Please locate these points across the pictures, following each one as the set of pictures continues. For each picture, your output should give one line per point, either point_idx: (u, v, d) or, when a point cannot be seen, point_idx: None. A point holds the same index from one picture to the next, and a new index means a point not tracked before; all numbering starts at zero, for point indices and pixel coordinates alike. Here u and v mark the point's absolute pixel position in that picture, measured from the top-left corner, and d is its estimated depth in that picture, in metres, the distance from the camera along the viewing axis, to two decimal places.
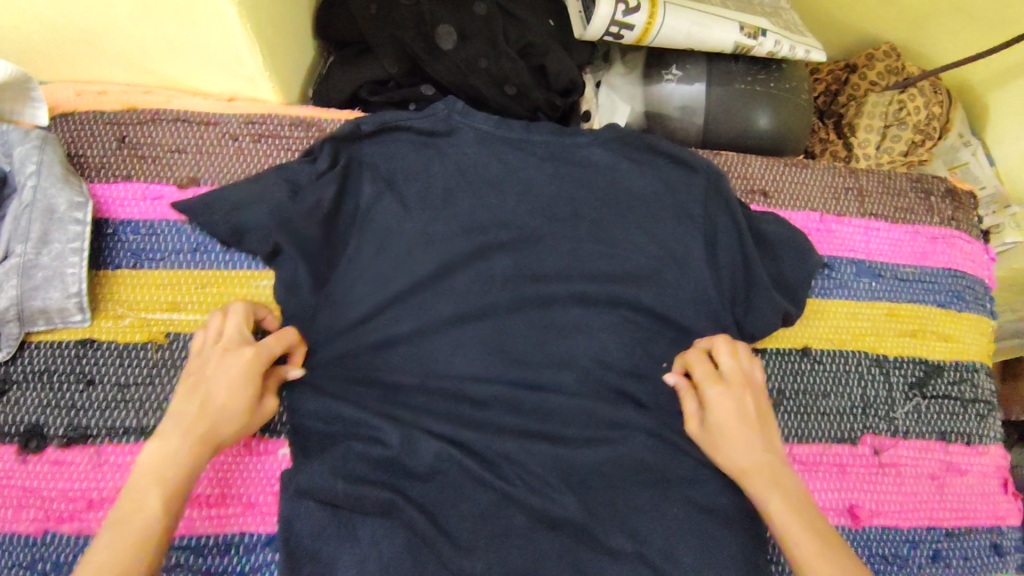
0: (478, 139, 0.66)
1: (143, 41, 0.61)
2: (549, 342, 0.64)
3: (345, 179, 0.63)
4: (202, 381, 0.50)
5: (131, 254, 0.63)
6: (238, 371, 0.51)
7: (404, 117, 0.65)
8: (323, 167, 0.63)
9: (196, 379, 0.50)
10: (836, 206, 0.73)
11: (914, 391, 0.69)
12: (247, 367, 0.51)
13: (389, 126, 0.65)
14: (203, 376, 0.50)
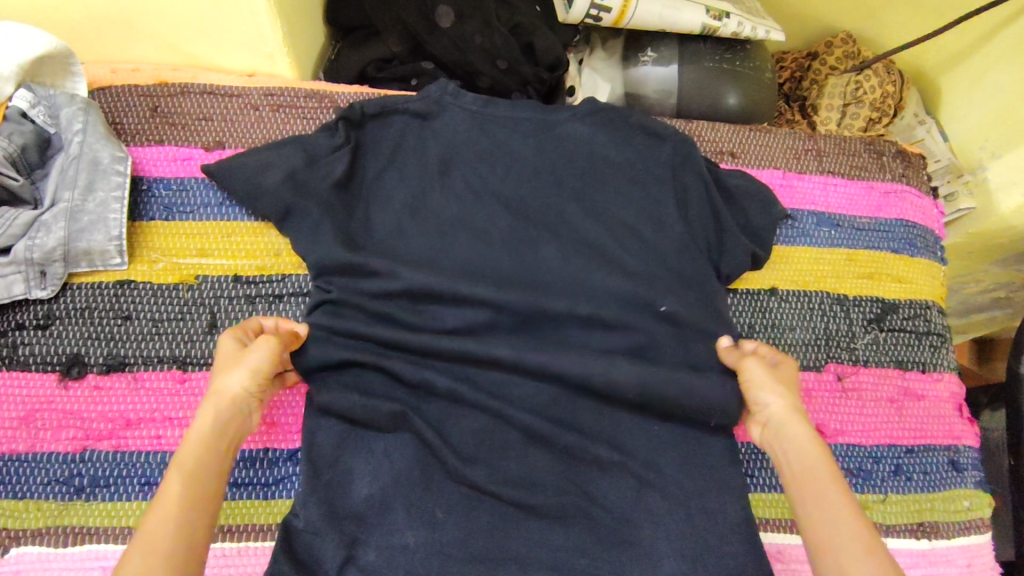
0: (469, 117, 0.76)
1: (176, 20, 0.70)
2: (540, 283, 0.71)
3: (357, 153, 0.73)
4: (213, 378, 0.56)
5: (164, 207, 0.70)
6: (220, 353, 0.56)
7: (402, 102, 0.75)
8: (340, 141, 0.72)
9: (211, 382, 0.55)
10: (797, 165, 0.82)
11: (873, 325, 0.76)
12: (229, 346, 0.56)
13: (389, 109, 0.75)
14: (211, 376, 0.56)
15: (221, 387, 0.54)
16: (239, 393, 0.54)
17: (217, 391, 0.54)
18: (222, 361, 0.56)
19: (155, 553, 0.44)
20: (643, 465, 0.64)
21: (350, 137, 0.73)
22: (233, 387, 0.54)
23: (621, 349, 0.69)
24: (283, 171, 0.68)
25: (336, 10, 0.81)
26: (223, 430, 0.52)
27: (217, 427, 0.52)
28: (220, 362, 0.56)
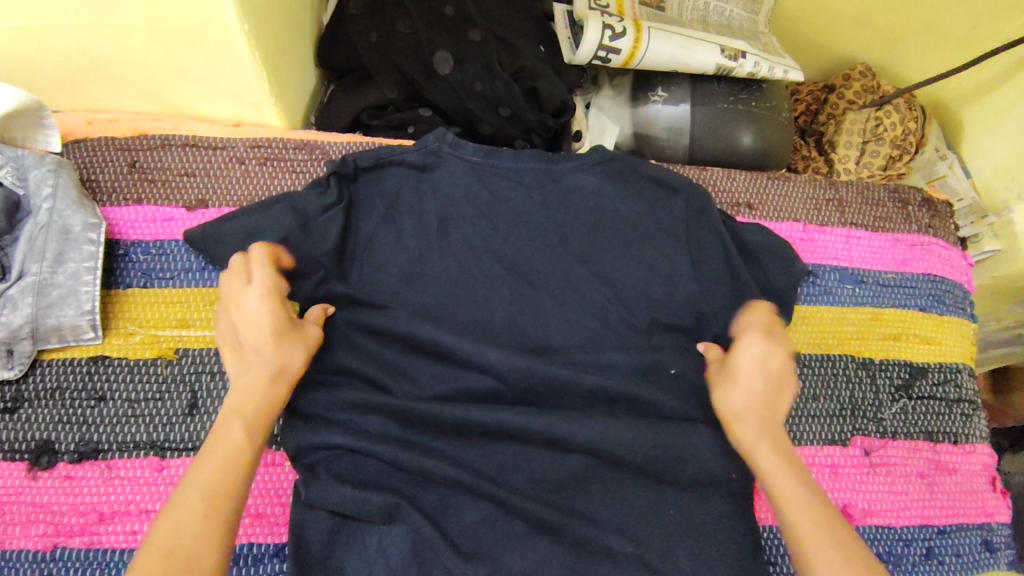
0: (469, 168, 0.71)
1: (154, 69, 0.65)
2: (543, 353, 0.67)
3: (350, 212, 0.67)
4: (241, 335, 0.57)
5: (142, 274, 0.65)
6: (262, 313, 0.57)
7: (397, 152, 0.70)
8: (331, 198, 0.66)
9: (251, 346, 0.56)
10: (818, 216, 0.77)
11: (902, 393, 0.71)
12: (273, 315, 0.57)
13: (384, 161, 0.69)
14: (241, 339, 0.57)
15: (264, 359, 0.55)
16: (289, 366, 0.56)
17: (270, 352, 0.56)
18: (265, 326, 0.56)
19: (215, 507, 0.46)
20: (659, 557, 0.59)
21: (343, 193, 0.67)
22: (278, 361, 0.56)
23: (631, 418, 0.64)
24: (271, 235, 0.63)
25: (327, 52, 0.75)
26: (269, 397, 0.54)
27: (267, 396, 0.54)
28: (263, 324, 0.56)
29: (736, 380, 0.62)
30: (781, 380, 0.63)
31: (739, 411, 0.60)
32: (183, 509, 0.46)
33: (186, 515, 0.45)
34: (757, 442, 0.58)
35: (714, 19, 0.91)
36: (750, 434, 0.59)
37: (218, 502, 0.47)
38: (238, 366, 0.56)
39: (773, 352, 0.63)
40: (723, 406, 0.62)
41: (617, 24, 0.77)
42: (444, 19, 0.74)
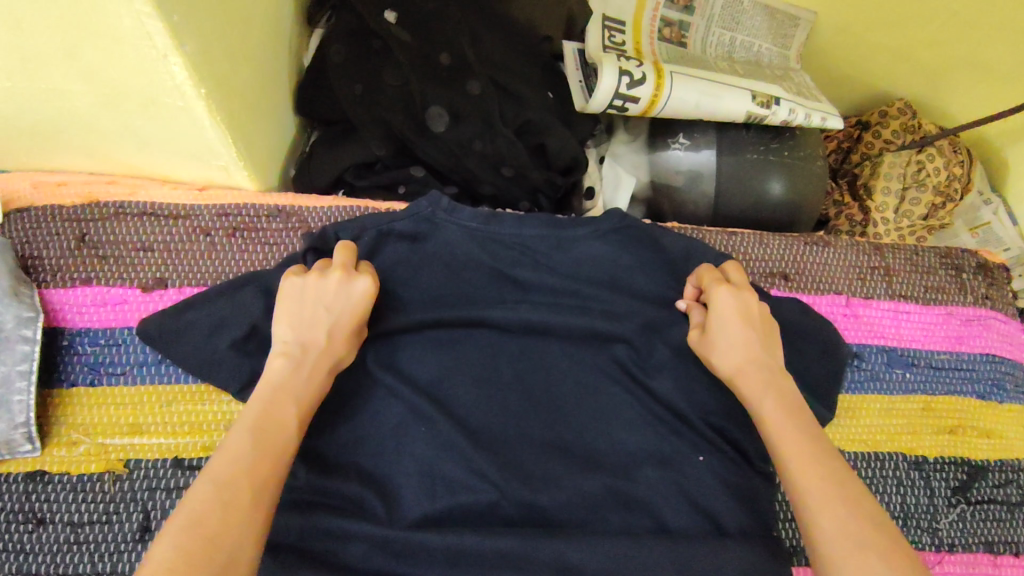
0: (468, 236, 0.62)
1: (105, 132, 0.55)
2: (551, 461, 0.58)
3: None
4: (324, 312, 0.53)
5: (88, 369, 0.57)
6: (359, 301, 0.54)
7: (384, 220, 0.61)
8: None
9: (315, 313, 0.53)
10: (861, 288, 0.68)
11: (958, 497, 0.64)
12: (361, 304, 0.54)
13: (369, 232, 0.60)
14: (320, 306, 0.53)
15: (331, 344, 0.53)
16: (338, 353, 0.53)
17: (340, 341, 0.53)
18: (356, 316, 0.55)
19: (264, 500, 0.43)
20: None
21: None
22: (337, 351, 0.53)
23: (652, 535, 0.55)
24: (239, 331, 0.55)
25: (306, 102, 0.67)
26: (317, 380, 0.51)
27: (320, 377, 0.52)
28: (356, 312, 0.54)
29: (718, 336, 0.57)
30: (763, 325, 0.58)
31: (738, 369, 0.55)
32: (231, 492, 0.42)
33: (234, 505, 0.42)
34: (765, 396, 0.53)
35: (741, 55, 0.82)
36: (757, 391, 0.54)
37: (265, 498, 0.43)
38: (303, 329, 0.52)
39: (739, 299, 0.58)
40: (720, 365, 0.57)
41: (636, 70, 0.68)
42: (439, 69, 0.63)
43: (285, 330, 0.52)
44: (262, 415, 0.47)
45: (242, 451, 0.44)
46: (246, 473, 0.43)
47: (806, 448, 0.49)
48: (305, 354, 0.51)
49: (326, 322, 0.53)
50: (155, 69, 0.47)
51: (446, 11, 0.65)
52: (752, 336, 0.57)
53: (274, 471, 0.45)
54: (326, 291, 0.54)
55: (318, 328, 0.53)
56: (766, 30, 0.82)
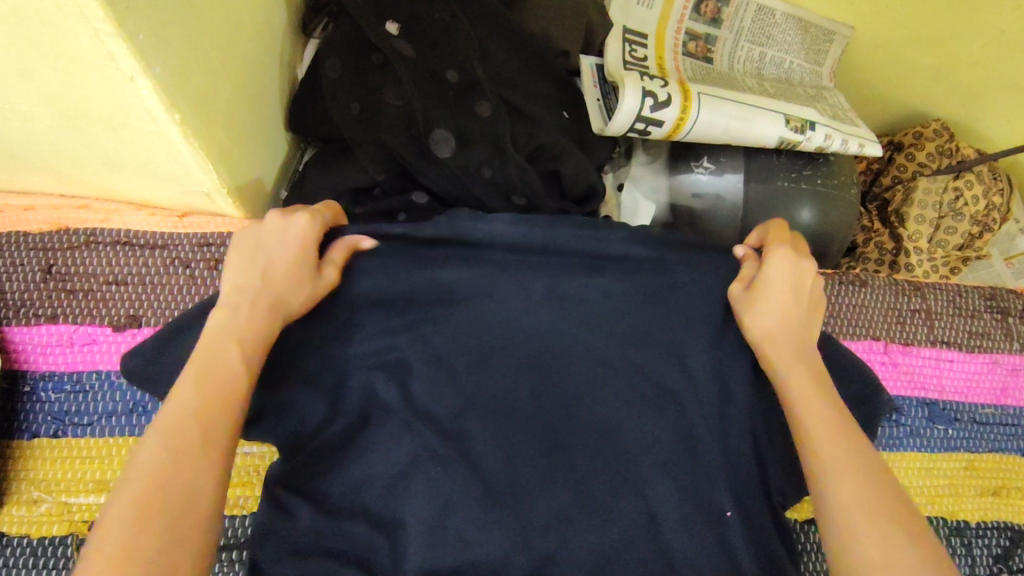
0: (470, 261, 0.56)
1: (73, 156, 0.49)
2: (565, 526, 0.52)
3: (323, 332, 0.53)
4: (265, 252, 0.48)
5: (51, 419, 0.52)
6: (300, 241, 0.50)
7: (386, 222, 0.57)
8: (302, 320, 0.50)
9: (254, 253, 0.48)
10: (901, 333, 0.62)
11: (1000, 565, 0.59)
12: (302, 248, 0.50)
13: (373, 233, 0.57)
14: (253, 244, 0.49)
15: (271, 283, 0.47)
16: (287, 295, 0.48)
17: (283, 280, 0.48)
18: (301, 253, 0.49)
19: (218, 445, 0.40)
20: None
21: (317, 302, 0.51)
22: (286, 295, 0.48)
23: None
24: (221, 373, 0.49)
25: (299, 119, 0.61)
26: (264, 323, 0.46)
27: (270, 321, 0.47)
28: (299, 253, 0.49)
29: (766, 296, 0.53)
30: (811, 302, 0.54)
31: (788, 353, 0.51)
32: (180, 438, 0.39)
33: (183, 451, 0.39)
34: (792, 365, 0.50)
35: (771, 71, 0.76)
36: (785, 356, 0.51)
37: (220, 445, 0.40)
38: (240, 276, 0.47)
39: (799, 269, 0.54)
40: (753, 327, 0.53)
41: (660, 91, 0.62)
42: (445, 89, 0.58)
43: (226, 271, 0.48)
44: (206, 359, 0.43)
45: (191, 398, 0.41)
46: (195, 417, 0.40)
47: (819, 412, 0.47)
48: (244, 299, 0.46)
49: (262, 253, 0.48)
50: (121, 91, 0.41)
51: (454, 24, 0.59)
52: (790, 301, 0.53)
53: (228, 417, 0.41)
54: (265, 231, 0.49)
55: (255, 268, 0.47)
56: (799, 45, 0.76)
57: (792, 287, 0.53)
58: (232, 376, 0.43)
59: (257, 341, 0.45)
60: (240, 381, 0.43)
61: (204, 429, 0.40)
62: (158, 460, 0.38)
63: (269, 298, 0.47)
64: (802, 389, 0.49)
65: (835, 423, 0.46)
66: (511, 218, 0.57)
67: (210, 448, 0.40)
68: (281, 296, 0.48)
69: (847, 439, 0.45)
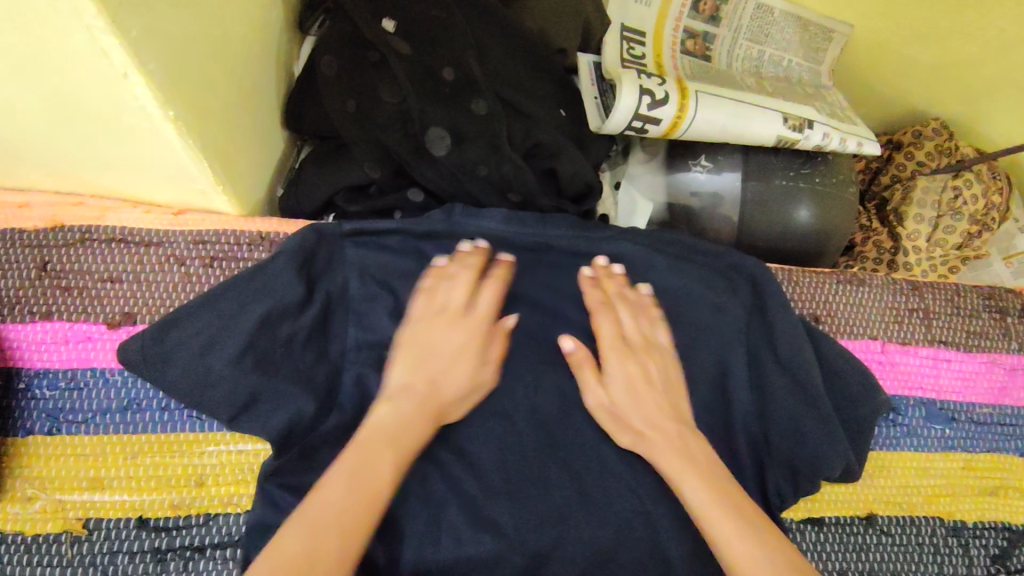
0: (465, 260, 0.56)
1: (68, 153, 0.49)
2: (560, 525, 0.52)
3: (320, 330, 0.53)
4: (437, 357, 0.52)
5: (45, 417, 0.52)
6: (473, 344, 0.53)
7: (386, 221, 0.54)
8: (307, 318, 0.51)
9: (416, 352, 0.52)
10: (898, 333, 0.62)
11: (997, 566, 0.59)
12: (478, 342, 0.53)
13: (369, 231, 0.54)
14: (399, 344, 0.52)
15: (451, 387, 0.51)
16: (448, 397, 0.51)
17: (451, 388, 0.51)
18: (467, 353, 0.53)
19: (355, 543, 0.39)
20: None
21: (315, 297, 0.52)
22: (453, 388, 0.51)
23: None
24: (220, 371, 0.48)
25: (296, 117, 0.61)
26: (421, 425, 0.48)
27: (430, 426, 0.49)
28: (473, 343, 0.53)
29: (616, 381, 0.54)
30: (668, 386, 0.55)
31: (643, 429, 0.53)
32: (323, 532, 0.39)
33: (325, 546, 0.38)
34: (680, 469, 0.49)
35: (769, 70, 0.76)
36: (666, 456, 0.50)
37: (356, 547, 0.39)
38: (417, 375, 0.51)
39: (619, 360, 0.55)
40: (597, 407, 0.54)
41: (657, 89, 0.62)
42: (442, 87, 0.57)
43: (398, 372, 0.50)
44: (361, 451, 0.44)
45: (339, 489, 0.41)
46: (339, 512, 0.40)
47: (711, 496, 0.46)
48: (413, 400, 0.49)
49: (416, 347, 0.52)
50: (115, 88, 0.41)
51: (450, 21, 0.58)
52: (648, 388, 0.54)
53: (369, 516, 0.41)
54: (434, 333, 0.53)
55: (410, 370, 0.51)
56: (798, 44, 0.76)
57: (631, 375, 0.54)
58: (383, 475, 0.44)
59: (410, 442, 0.46)
60: (385, 480, 0.43)
61: (342, 526, 0.39)
62: (302, 551, 0.37)
63: (417, 398, 0.49)
64: (692, 480, 0.48)
65: (712, 494, 0.47)
66: (505, 216, 0.57)
67: (347, 544, 0.39)
68: (443, 394, 0.51)
69: (726, 507, 0.46)
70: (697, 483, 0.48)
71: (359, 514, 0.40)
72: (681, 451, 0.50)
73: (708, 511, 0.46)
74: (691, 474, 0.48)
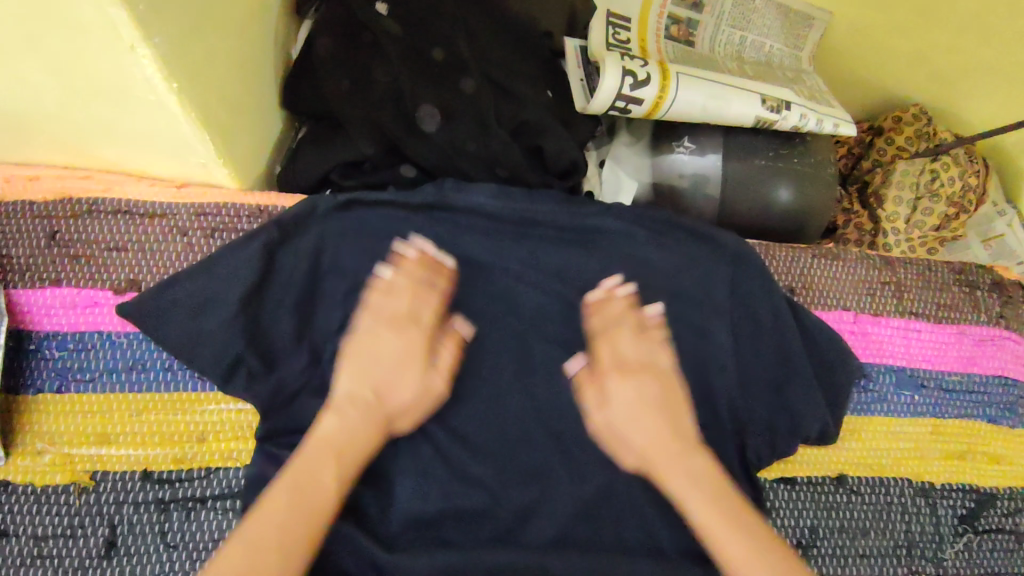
0: (454, 232, 0.59)
1: (76, 127, 0.52)
2: (544, 480, 0.55)
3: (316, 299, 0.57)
4: (377, 367, 0.53)
5: (56, 375, 0.55)
6: (421, 351, 0.53)
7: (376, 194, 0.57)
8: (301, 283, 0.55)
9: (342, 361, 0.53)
10: (871, 304, 0.64)
11: (964, 526, 0.62)
12: (422, 351, 0.54)
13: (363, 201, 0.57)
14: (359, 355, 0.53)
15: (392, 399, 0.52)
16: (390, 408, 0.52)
17: (392, 399, 0.52)
18: (412, 356, 0.53)
19: (294, 559, 0.44)
20: None
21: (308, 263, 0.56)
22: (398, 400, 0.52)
23: (643, 556, 0.55)
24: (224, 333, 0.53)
25: (292, 96, 0.63)
26: (354, 438, 0.50)
27: (370, 436, 0.51)
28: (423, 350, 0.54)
29: (617, 402, 0.54)
30: (660, 402, 0.54)
31: (640, 444, 0.53)
32: (263, 557, 0.43)
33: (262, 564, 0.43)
34: (675, 474, 0.51)
35: (751, 55, 0.79)
36: (674, 469, 0.51)
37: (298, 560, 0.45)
38: (353, 386, 0.52)
39: (625, 378, 0.54)
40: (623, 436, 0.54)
41: (640, 70, 0.64)
42: (431, 66, 0.60)
43: (345, 381, 0.52)
44: (301, 468, 0.47)
45: (278, 509, 0.45)
46: (279, 531, 0.45)
47: (719, 519, 0.48)
48: (353, 410, 0.51)
49: (371, 356, 0.53)
50: (121, 60, 0.43)
51: (440, 4, 0.61)
52: (635, 408, 0.53)
53: (308, 533, 0.46)
54: (377, 345, 0.53)
55: (354, 381, 0.52)
56: (779, 31, 0.79)
57: (631, 394, 0.54)
58: (321, 494, 0.47)
59: (349, 456, 0.49)
60: (327, 499, 0.47)
61: (281, 545, 0.44)
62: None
63: (358, 409, 0.51)
64: (699, 499, 0.49)
65: (745, 518, 0.49)
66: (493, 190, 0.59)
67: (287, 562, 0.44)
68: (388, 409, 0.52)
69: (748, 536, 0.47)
70: (699, 496, 0.49)
71: (299, 534, 0.45)
72: (667, 465, 0.51)
73: (717, 527, 0.48)
74: (692, 490, 0.50)
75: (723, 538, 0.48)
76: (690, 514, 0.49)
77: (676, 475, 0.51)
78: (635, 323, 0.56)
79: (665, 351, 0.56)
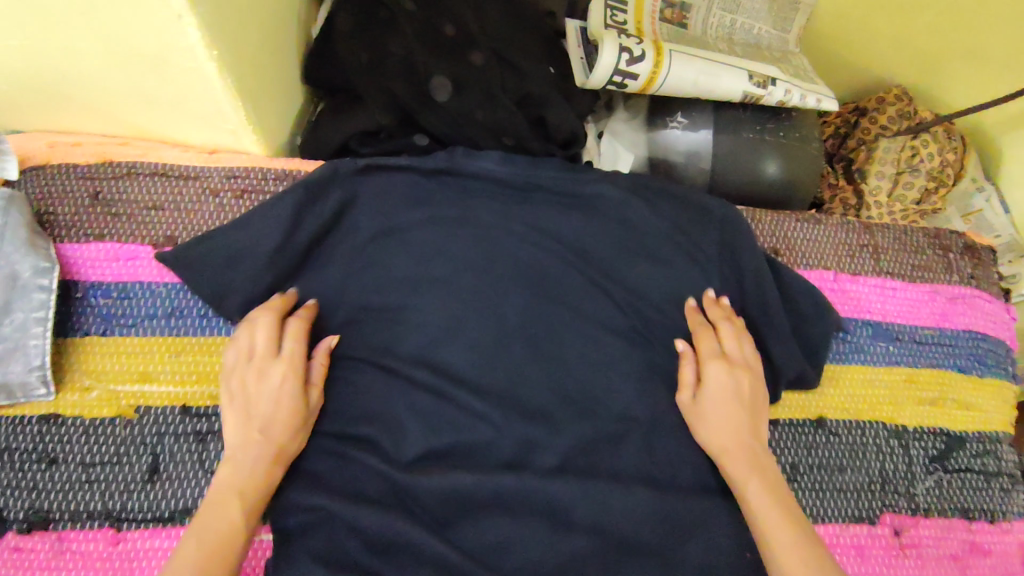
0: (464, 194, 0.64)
1: (118, 94, 0.57)
2: (546, 418, 0.60)
3: (339, 253, 0.62)
4: (254, 409, 0.56)
5: (101, 319, 0.60)
6: (280, 380, 0.56)
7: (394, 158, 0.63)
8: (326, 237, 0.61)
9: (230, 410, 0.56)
10: (850, 264, 0.70)
11: (935, 465, 0.67)
12: (285, 375, 0.56)
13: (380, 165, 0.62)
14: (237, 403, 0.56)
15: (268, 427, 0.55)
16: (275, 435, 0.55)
17: (274, 429, 0.55)
18: (279, 384, 0.56)
19: None
20: None
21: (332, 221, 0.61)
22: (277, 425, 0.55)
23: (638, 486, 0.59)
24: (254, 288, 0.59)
25: (313, 70, 0.68)
26: (254, 467, 0.53)
27: (267, 465, 0.54)
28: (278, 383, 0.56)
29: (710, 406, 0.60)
30: (751, 403, 0.61)
31: (717, 439, 0.59)
32: None
33: None
34: (749, 474, 0.57)
35: (741, 37, 0.84)
36: (743, 469, 0.57)
37: None
38: (237, 432, 0.55)
39: (730, 379, 0.60)
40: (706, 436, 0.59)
41: (635, 47, 0.69)
42: (443, 39, 0.66)
43: (229, 435, 0.55)
44: (207, 513, 0.51)
45: (188, 553, 0.48)
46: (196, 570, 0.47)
47: (772, 507, 0.54)
48: (241, 450, 0.54)
49: (251, 396, 0.56)
50: (167, 28, 0.48)
51: None
52: (731, 409, 0.60)
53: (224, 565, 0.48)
54: (251, 391, 0.56)
55: (239, 424, 0.55)
56: (766, 12, 0.83)
57: (727, 394, 0.60)
58: (225, 530, 0.50)
59: (250, 485, 0.52)
60: (233, 535, 0.50)
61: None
62: None
63: (241, 446, 0.54)
64: (761, 493, 0.56)
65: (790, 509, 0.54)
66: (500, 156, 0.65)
67: None
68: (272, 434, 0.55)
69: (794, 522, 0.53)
70: (758, 486, 0.56)
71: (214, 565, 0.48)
72: (734, 460, 0.58)
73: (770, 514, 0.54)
74: (754, 476, 0.57)
75: (774, 522, 0.54)
76: (752, 511, 0.55)
77: (747, 475, 0.57)
78: (729, 331, 0.63)
79: (749, 347, 0.63)
